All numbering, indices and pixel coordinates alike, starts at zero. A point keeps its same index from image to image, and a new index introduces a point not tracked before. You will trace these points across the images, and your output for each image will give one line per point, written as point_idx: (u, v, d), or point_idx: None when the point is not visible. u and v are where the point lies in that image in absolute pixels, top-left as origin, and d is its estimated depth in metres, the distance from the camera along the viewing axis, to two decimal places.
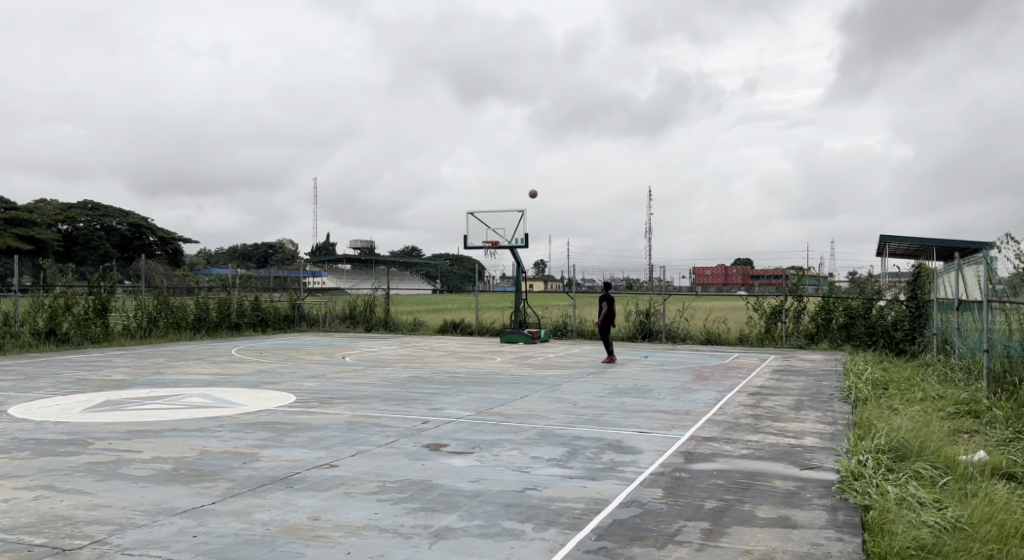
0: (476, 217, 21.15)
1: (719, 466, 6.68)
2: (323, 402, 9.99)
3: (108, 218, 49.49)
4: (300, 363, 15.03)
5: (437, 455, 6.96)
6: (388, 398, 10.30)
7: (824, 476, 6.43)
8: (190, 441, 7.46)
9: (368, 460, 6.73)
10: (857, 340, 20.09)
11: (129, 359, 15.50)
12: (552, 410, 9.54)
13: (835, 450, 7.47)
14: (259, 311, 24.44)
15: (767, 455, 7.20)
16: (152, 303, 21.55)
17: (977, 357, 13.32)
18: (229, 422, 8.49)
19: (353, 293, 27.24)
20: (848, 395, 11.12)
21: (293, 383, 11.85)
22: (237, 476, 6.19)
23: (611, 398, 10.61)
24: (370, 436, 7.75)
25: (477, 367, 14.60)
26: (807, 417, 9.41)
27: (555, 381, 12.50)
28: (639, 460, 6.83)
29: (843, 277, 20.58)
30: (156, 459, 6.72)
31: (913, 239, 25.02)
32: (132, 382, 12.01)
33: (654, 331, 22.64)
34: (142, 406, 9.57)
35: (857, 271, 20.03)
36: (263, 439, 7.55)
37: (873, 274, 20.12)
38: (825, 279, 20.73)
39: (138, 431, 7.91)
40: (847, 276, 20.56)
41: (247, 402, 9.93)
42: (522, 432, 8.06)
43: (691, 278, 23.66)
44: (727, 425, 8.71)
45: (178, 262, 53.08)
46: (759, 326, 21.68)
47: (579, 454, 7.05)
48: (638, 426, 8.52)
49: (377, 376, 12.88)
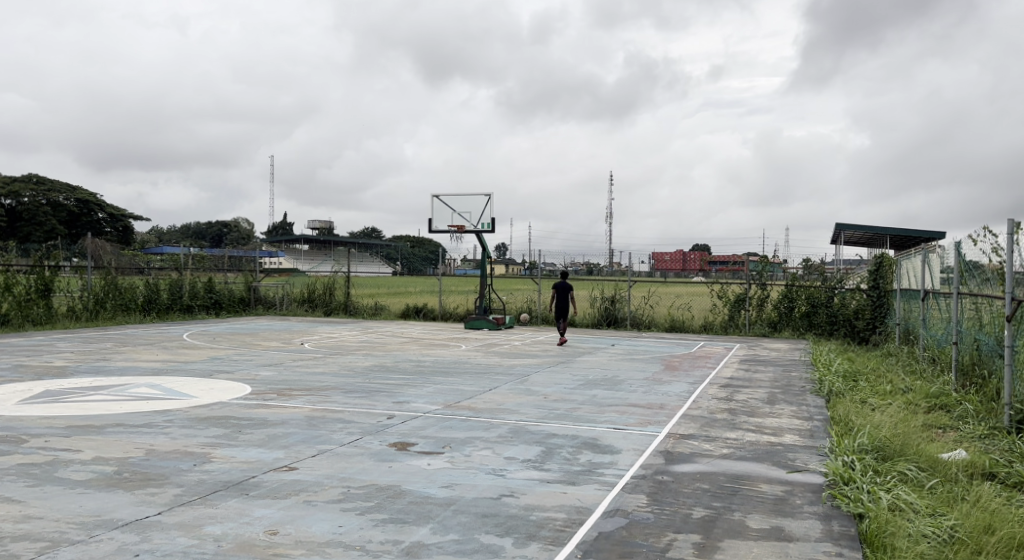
0: (440, 201, 20.63)
1: (701, 468, 6.33)
2: (280, 393, 9.49)
3: (54, 193, 47.67)
4: (255, 350, 14.41)
5: (404, 456, 6.51)
6: (350, 390, 9.83)
7: (811, 479, 6.12)
8: (135, 439, 6.93)
9: (329, 462, 6.26)
10: (819, 329, 20.11)
11: (73, 343, 14.74)
12: (523, 404, 9.15)
13: (817, 450, 7.16)
14: (212, 293, 23.63)
15: (750, 455, 6.88)
16: (100, 283, 20.68)
17: (942, 348, 13.23)
18: (179, 417, 7.96)
19: (312, 275, 26.50)
20: (820, 388, 10.89)
21: (249, 373, 11.29)
22: (187, 481, 5.68)
23: (583, 391, 10.26)
24: (332, 434, 7.29)
25: (442, 355, 14.16)
26: (783, 411, 9.13)
27: (523, 372, 12.13)
28: (618, 462, 6.47)
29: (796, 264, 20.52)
30: (97, 460, 6.18)
31: (869, 227, 25.22)
32: (76, 369, 11.35)
33: (620, 318, 22.40)
34: (84, 397, 8.98)
35: (811, 258, 20.00)
36: (215, 438, 7.05)
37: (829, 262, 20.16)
38: (781, 266, 20.59)
39: (78, 427, 7.34)
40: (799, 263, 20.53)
41: (198, 394, 9.37)
42: (493, 429, 7.66)
43: (650, 263, 23.34)
44: (703, 421, 8.40)
45: (128, 239, 51.30)
46: (723, 314, 21.53)
47: (556, 454, 6.68)
48: (613, 422, 8.17)
49: (338, 365, 12.37)
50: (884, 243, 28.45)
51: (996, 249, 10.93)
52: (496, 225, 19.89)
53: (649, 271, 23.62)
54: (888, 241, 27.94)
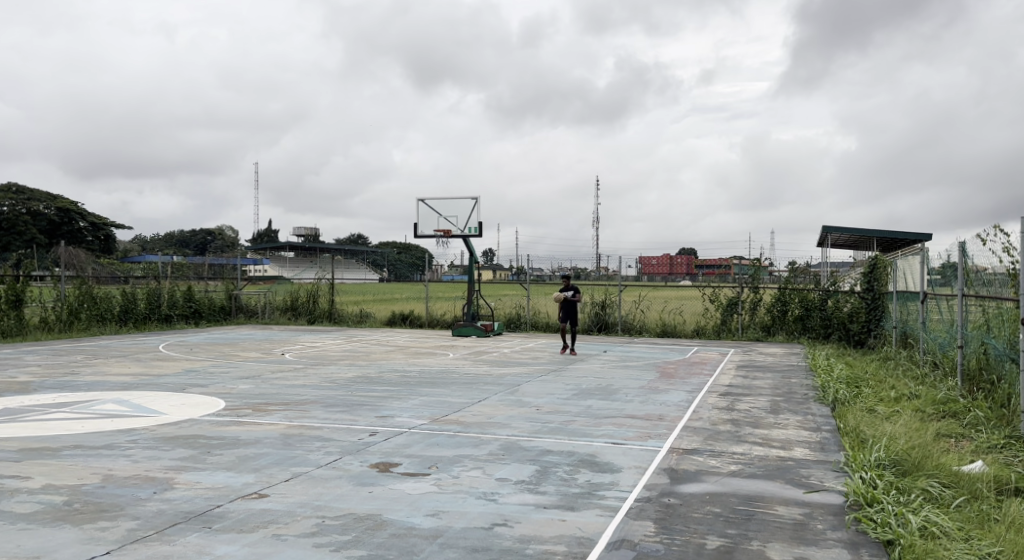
0: (426, 205, 20.08)
1: (710, 488, 5.81)
2: (256, 409, 8.90)
3: (33, 202, 46.69)
4: (235, 361, 13.81)
5: (387, 478, 5.97)
6: (331, 403, 9.26)
7: (830, 498, 5.59)
8: (92, 463, 6.36)
9: (304, 487, 5.70)
10: (812, 333, 19.66)
11: (42, 357, 14.07)
12: (514, 417, 8.63)
13: (831, 465, 6.62)
14: (191, 302, 22.92)
15: (760, 472, 6.34)
16: (74, 293, 20.00)
17: (945, 353, 12.71)
18: (144, 437, 7.38)
19: (295, 282, 25.84)
20: (824, 396, 10.33)
21: (224, 387, 10.67)
22: (144, 512, 5.13)
23: (577, 402, 9.73)
24: (309, 454, 6.73)
25: (429, 365, 13.57)
26: (788, 422, 8.61)
27: (513, 381, 11.59)
28: (619, 482, 5.93)
29: (782, 266, 20.15)
30: (47, 488, 5.62)
31: (858, 229, 24.62)
32: (40, 385, 10.70)
33: (610, 323, 21.88)
34: (43, 417, 8.37)
35: (797, 261, 19.67)
36: (181, 460, 6.48)
37: (813, 264, 19.81)
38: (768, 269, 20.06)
39: (31, 451, 6.76)
40: (786, 265, 20.16)
41: (168, 410, 8.77)
42: (483, 446, 7.13)
43: (637, 267, 22.85)
44: (707, 433, 7.87)
45: (110, 248, 50.27)
46: (715, 318, 21.09)
47: (552, 474, 6.14)
48: (611, 436, 7.65)
49: (319, 376, 11.79)
50: (872, 244, 28.01)
51: (1004, 247, 10.42)
52: (483, 230, 19.37)
53: (637, 275, 23.02)
54: (875, 242, 27.39)
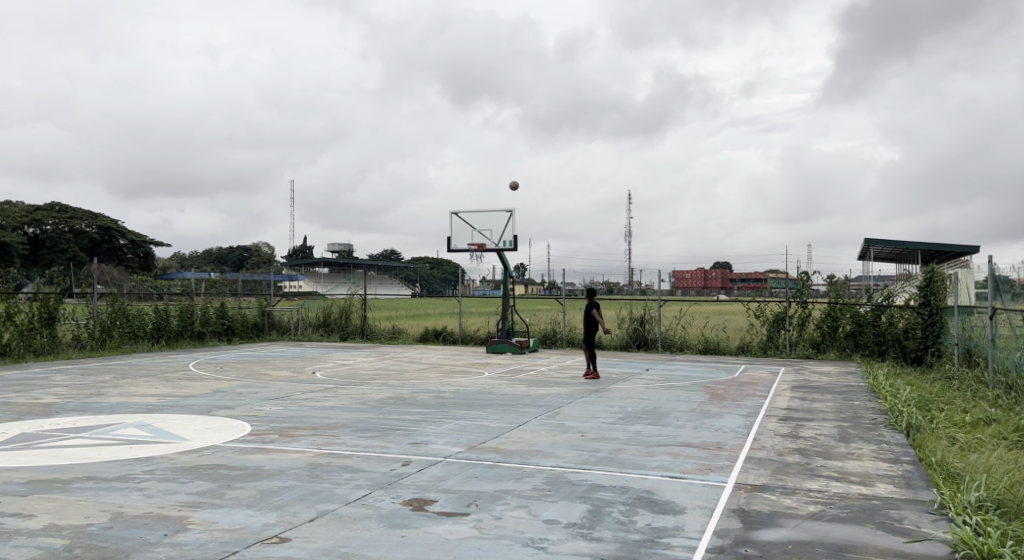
0: (459, 218, 19.51)
1: (793, 535, 5.07)
2: (282, 434, 8.31)
3: (75, 221, 47.23)
4: (264, 380, 13.28)
5: (422, 519, 5.33)
6: (361, 428, 8.64)
7: (935, 550, 4.83)
8: (103, 499, 5.79)
9: (330, 530, 5.08)
10: (866, 350, 18.59)
11: (70, 377, 13.67)
12: (557, 444, 7.94)
13: (926, 507, 5.82)
14: (224, 319, 22.56)
15: (845, 514, 5.58)
16: (106, 311, 19.73)
17: (1019, 374, 11.69)
18: (162, 467, 6.82)
19: (327, 298, 25.40)
20: (898, 422, 9.41)
21: (252, 409, 10.10)
22: None
23: (624, 427, 9.01)
24: (336, 488, 6.10)
25: (465, 385, 12.91)
26: (863, 453, 7.78)
27: (553, 403, 10.89)
28: (685, 527, 5.22)
29: (821, 279, 19.38)
30: (48, 530, 5.07)
31: (903, 242, 23.60)
32: (63, 408, 10.24)
33: (649, 340, 21.10)
34: (59, 443, 7.86)
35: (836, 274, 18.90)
36: (198, 495, 5.90)
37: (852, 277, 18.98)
38: (805, 283, 19.45)
39: (40, 484, 6.22)
40: (825, 278, 19.40)
41: (191, 436, 8.20)
42: (527, 479, 6.45)
43: (671, 281, 22.09)
44: (775, 466, 7.10)
45: (148, 266, 50.50)
46: (761, 334, 20.14)
47: (606, 516, 5.45)
48: (667, 469, 6.93)
49: (350, 397, 11.19)
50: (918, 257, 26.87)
51: None
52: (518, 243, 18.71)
53: (672, 290, 22.34)
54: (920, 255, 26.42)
